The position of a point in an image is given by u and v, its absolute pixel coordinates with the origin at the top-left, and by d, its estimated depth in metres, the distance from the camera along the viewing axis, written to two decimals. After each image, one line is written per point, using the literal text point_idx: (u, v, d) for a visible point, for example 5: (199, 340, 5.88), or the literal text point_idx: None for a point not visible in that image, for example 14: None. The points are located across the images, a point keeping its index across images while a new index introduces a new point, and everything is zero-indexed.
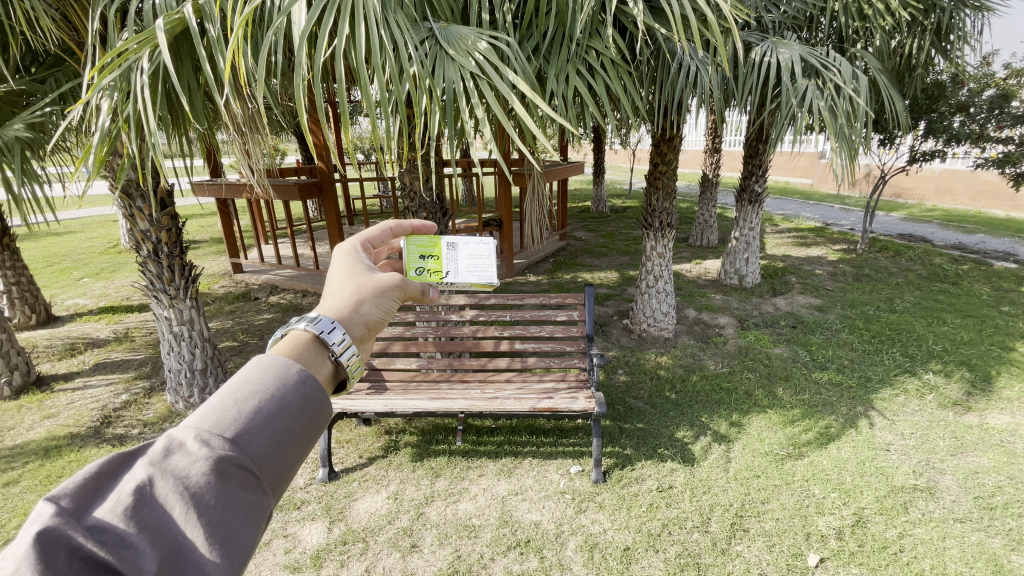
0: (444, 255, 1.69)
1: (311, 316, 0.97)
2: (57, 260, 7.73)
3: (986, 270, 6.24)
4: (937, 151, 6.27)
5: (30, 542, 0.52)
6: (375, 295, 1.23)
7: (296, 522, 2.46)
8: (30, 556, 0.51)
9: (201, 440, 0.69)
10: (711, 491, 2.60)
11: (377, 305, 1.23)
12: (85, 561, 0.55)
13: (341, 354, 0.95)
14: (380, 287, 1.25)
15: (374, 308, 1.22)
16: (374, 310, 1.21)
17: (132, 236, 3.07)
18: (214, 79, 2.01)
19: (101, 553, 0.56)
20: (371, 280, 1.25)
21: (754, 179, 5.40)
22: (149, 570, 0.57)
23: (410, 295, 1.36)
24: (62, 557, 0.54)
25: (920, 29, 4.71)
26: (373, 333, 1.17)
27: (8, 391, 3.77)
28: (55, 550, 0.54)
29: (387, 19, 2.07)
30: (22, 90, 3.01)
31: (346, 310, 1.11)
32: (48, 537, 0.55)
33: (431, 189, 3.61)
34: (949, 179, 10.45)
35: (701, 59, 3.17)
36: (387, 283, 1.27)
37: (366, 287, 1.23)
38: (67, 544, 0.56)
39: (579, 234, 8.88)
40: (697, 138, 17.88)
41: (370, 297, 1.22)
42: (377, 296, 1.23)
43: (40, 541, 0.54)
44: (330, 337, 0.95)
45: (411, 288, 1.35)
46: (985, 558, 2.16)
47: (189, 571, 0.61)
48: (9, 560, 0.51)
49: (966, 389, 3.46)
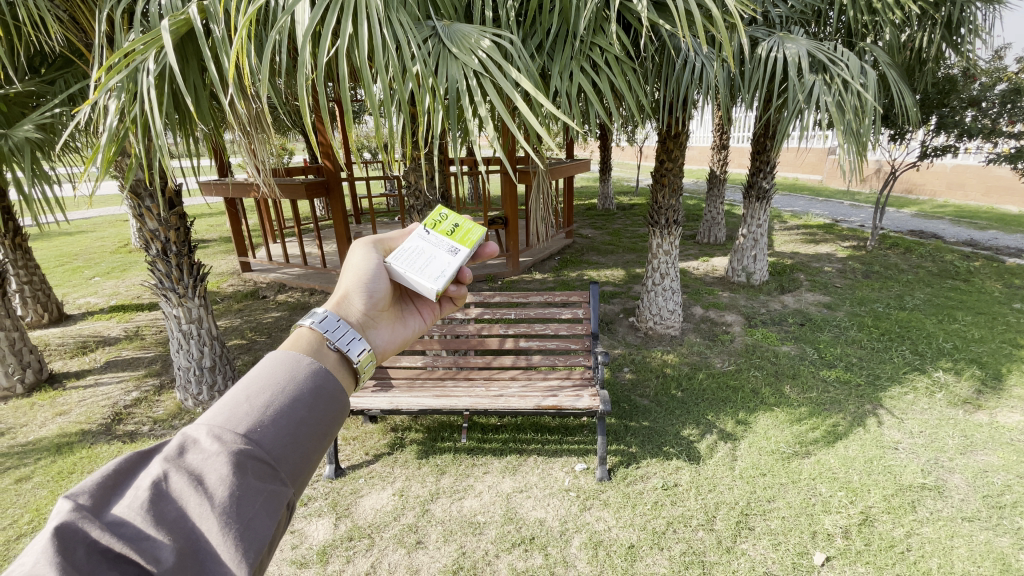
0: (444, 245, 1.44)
1: (308, 312, 1.00)
2: (70, 259, 7.85)
3: (998, 267, 6.15)
4: (948, 146, 6.17)
5: (48, 535, 0.54)
6: (355, 278, 1.28)
7: (302, 518, 2.49)
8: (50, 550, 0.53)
9: (215, 436, 0.70)
10: (716, 488, 2.60)
11: (365, 285, 1.28)
12: (103, 554, 0.57)
13: (340, 340, 0.97)
14: (357, 269, 1.30)
15: (365, 291, 1.27)
16: (363, 293, 1.27)
17: (141, 236, 3.11)
18: (219, 79, 2.02)
19: (118, 547, 0.58)
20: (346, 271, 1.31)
21: (763, 176, 5.32)
22: (166, 561, 0.59)
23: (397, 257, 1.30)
24: (80, 551, 0.56)
25: (930, 23, 4.64)
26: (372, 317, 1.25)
27: (22, 388, 3.84)
28: (72, 544, 0.56)
29: (390, 19, 2.08)
30: (32, 91, 3.06)
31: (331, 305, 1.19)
32: (64, 532, 0.57)
33: (435, 188, 3.62)
34: (961, 174, 10.29)
35: (706, 54, 3.13)
36: (358, 261, 1.31)
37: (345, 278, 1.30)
38: (83, 540, 0.57)
39: (586, 232, 8.86)
40: (706, 134, 17.76)
41: (353, 283, 1.27)
42: (358, 278, 1.28)
43: (56, 535, 0.55)
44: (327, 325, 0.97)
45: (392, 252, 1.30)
46: (993, 557, 2.14)
47: (209, 565, 0.62)
48: (28, 556, 0.52)
49: (976, 387, 3.42)
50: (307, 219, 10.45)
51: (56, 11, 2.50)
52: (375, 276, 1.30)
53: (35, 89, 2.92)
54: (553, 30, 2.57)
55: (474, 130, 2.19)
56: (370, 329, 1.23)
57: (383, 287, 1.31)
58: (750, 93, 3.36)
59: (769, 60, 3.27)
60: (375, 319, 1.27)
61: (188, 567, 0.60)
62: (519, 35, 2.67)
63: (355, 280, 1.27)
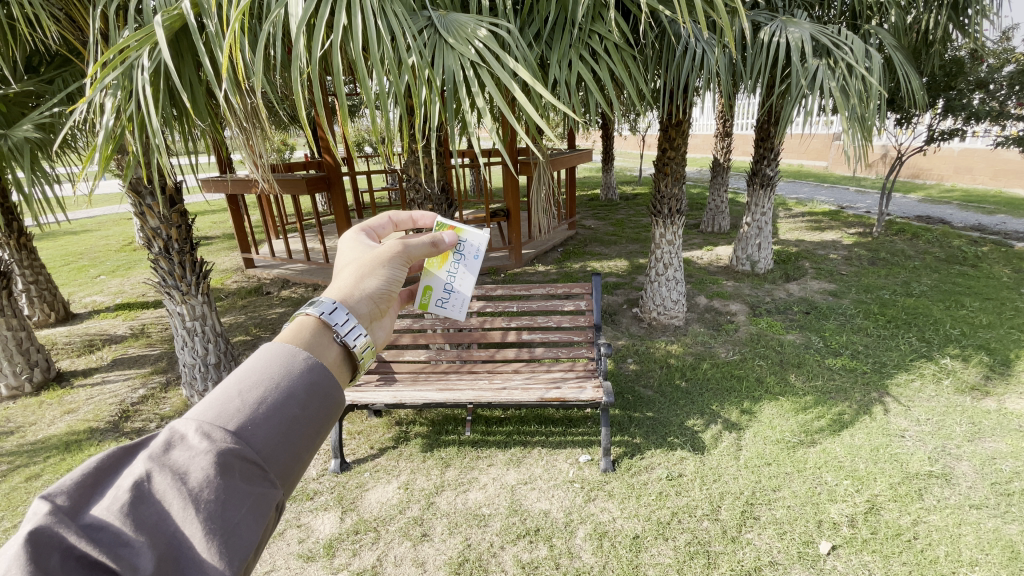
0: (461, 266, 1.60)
1: (312, 300, 0.97)
2: (76, 258, 7.91)
3: (1007, 252, 6.07)
4: (956, 130, 6.06)
5: (20, 543, 0.54)
6: (375, 266, 1.19)
7: (308, 512, 2.51)
8: (20, 557, 0.53)
9: (203, 433, 0.69)
10: (721, 478, 2.59)
11: (383, 276, 1.19)
12: (79, 561, 0.57)
13: (346, 335, 0.94)
14: (380, 257, 1.21)
15: (381, 281, 1.19)
16: (379, 283, 1.18)
17: (143, 234, 3.10)
18: (214, 73, 2.00)
19: (94, 554, 0.57)
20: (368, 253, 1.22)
21: (766, 163, 5.27)
22: (143, 569, 0.58)
23: (414, 260, 1.29)
24: (54, 558, 0.55)
25: (937, 4, 4.53)
26: (381, 309, 1.16)
27: (30, 387, 3.88)
28: (46, 550, 0.56)
29: (384, 8, 2.04)
30: (29, 91, 3.05)
31: (343, 290, 1.09)
32: (40, 536, 0.56)
33: (434, 180, 3.61)
34: (969, 158, 10.15)
35: (707, 40, 3.07)
36: (385, 252, 1.21)
37: (363, 261, 1.19)
38: (59, 545, 0.57)
39: (588, 223, 8.80)
40: (709, 121, 17.55)
41: (371, 270, 1.18)
42: (378, 267, 1.19)
43: (31, 540, 0.55)
44: (334, 319, 0.95)
45: (414, 251, 1.29)
46: (1001, 545, 2.12)
47: (187, 569, 0.61)
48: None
49: (984, 373, 3.39)
50: (309, 214, 10.46)
51: (52, 9, 2.48)
52: (397, 271, 1.22)
53: (32, 89, 2.91)
54: (551, 18, 2.54)
55: (471, 121, 2.14)
56: (377, 322, 1.15)
57: (401, 284, 1.25)
58: (753, 80, 3.31)
59: (772, 45, 3.21)
60: (383, 311, 1.18)
61: (167, 573, 0.60)
62: (518, 24, 2.63)
63: (364, 269, 1.18)
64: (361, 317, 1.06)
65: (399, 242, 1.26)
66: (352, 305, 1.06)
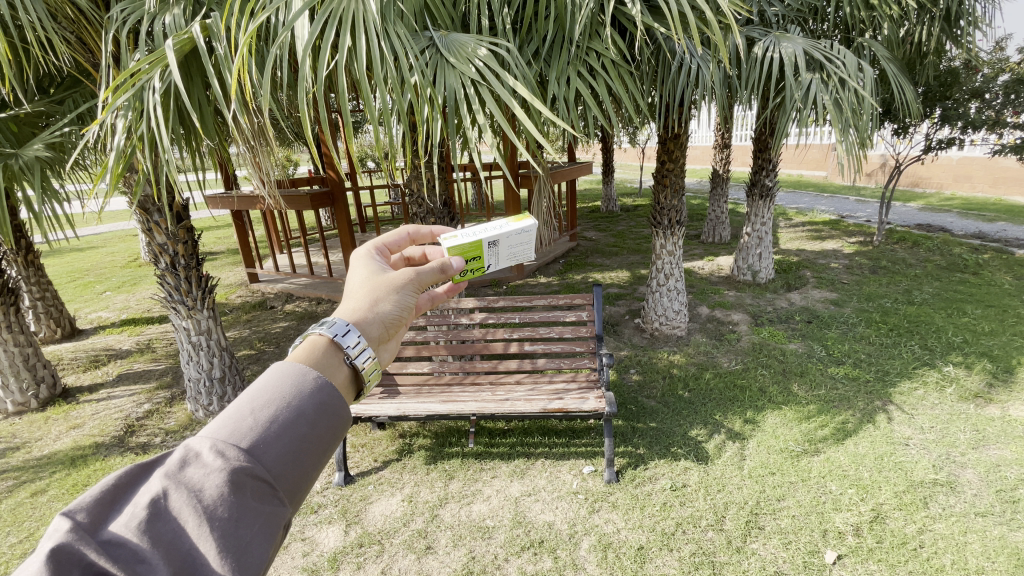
0: (486, 256, 1.54)
1: (325, 320, 0.99)
2: (82, 275, 7.99)
3: (1008, 259, 6.08)
4: (953, 138, 6.14)
5: (43, 559, 0.56)
6: (388, 291, 1.22)
7: (313, 526, 2.51)
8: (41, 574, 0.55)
9: (217, 451, 0.72)
10: (725, 489, 2.58)
11: (395, 302, 1.22)
12: None
13: (356, 357, 0.96)
14: (393, 283, 1.23)
15: (393, 307, 1.21)
16: (391, 308, 1.21)
17: (150, 250, 3.16)
18: (221, 93, 2.06)
19: (113, 570, 0.60)
20: (380, 280, 1.23)
21: (765, 173, 5.33)
22: None
23: (429, 283, 1.31)
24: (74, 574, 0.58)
25: (930, 17, 4.61)
26: (389, 333, 1.19)
27: (37, 403, 3.91)
28: (67, 566, 0.58)
29: (387, 31, 2.11)
30: (40, 111, 3.13)
31: (359, 312, 1.11)
32: (61, 553, 0.59)
33: (436, 194, 3.66)
34: (968, 167, 10.21)
35: (701, 56, 3.15)
36: (399, 278, 1.24)
37: (376, 285, 1.22)
38: (80, 561, 0.59)
39: (589, 234, 8.87)
40: (708, 134, 17.74)
41: (383, 295, 1.20)
42: (392, 292, 1.22)
43: (52, 557, 0.57)
44: (346, 340, 0.97)
45: (428, 277, 1.31)
46: (1007, 552, 2.11)
47: None
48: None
49: (987, 380, 3.39)
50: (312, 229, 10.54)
51: (65, 33, 2.58)
52: (409, 298, 1.25)
53: (44, 109, 2.99)
54: (550, 37, 2.61)
55: (472, 137, 2.20)
56: (384, 344, 1.16)
57: (412, 309, 1.28)
58: (749, 92, 3.37)
59: (765, 60, 3.27)
60: (390, 334, 1.21)
61: None
62: (516, 43, 2.70)
63: (381, 294, 1.20)
64: (371, 339, 1.08)
65: (412, 270, 1.27)
66: (364, 328, 1.08)
